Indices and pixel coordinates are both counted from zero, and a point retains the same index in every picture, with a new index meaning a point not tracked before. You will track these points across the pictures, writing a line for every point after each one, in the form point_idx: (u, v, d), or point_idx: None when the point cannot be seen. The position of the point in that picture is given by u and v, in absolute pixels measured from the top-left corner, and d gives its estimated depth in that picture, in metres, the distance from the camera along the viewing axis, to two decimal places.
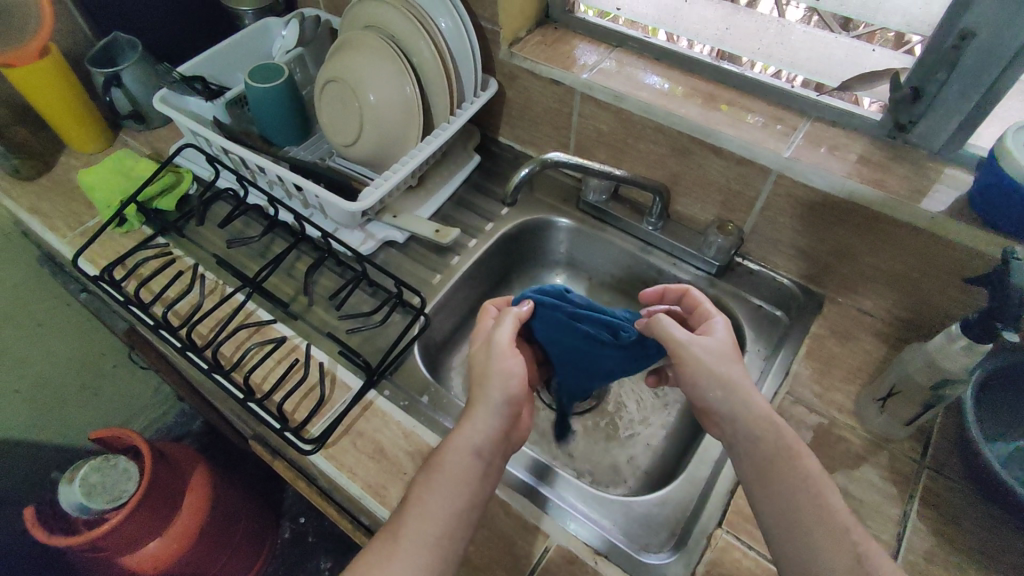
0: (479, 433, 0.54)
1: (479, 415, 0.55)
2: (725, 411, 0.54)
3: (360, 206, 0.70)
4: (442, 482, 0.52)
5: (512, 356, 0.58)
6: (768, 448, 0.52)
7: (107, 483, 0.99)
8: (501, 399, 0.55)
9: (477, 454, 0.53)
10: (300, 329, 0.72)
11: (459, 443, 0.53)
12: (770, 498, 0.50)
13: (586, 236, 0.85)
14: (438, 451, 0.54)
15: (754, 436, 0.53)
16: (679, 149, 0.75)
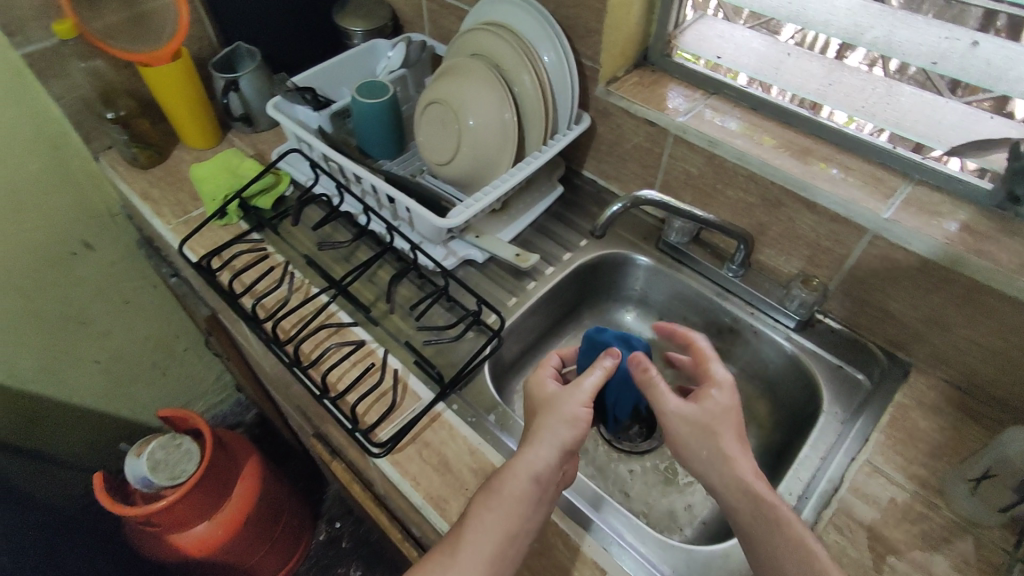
0: (539, 461, 0.54)
1: (536, 442, 0.55)
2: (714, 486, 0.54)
3: (449, 223, 0.73)
4: (500, 505, 0.52)
5: (584, 401, 0.57)
6: (747, 524, 0.51)
7: (170, 460, 1.01)
8: (562, 433, 0.55)
9: (536, 479, 0.53)
10: (375, 334, 0.74)
11: (519, 466, 0.53)
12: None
13: (662, 276, 0.85)
14: (500, 471, 0.54)
15: (744, 509, 0.52)
16: (770, 200, 0.74)
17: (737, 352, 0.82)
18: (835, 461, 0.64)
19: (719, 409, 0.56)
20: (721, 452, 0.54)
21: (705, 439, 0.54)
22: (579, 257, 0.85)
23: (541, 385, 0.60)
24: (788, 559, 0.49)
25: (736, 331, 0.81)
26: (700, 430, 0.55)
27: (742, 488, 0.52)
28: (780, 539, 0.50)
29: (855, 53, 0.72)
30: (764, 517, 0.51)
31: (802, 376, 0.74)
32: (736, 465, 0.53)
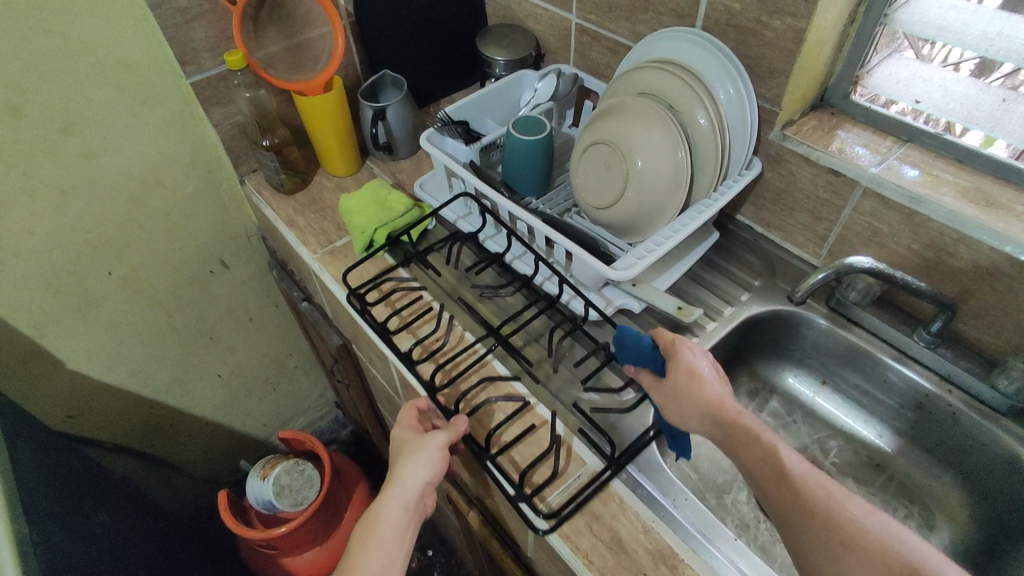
0: (407, 494, 0.60)
1: (390, 494, 0.60)
2: (749, 468, 0.49)
3: (618, 275, 0.68)
4: (376, 532, 0.58)
5: (441, 444, 0.62)
6: (785, 506, 0.46)
7: (294, 486, 0.99)
8: (417, 477, 0.60)
9: (407, 509, 0.60)
10: (534, 388, 0.70)
11: (391, 499, 0.59)
12: (783, 517, 0.46)
13: (834, 339, 0.77)
14: (372, 504, 0.60)
15: (779, 487, 0.47)
16: (984, 267, 0.65)
17: (923, 431, 0.73)
18: None
19: (684, 368, 0.55)
20: (691, 403, 0.54)
21: (678, 395, 0.55)
22: (743, 311, 0.78)
23: (397, 434, 0.64)
24: (783, 490, 0.46)
25: (924, 408, 0.72)
26: (669, 390, 0.56)
27: (773, 461, 0.47)
28: (772, 473, 0.47)
29: (995, 76, 0.69)
30: (749, 448, 0.49)
31: (1018, 473, 0.64)
32: (714, 396, 0.53)
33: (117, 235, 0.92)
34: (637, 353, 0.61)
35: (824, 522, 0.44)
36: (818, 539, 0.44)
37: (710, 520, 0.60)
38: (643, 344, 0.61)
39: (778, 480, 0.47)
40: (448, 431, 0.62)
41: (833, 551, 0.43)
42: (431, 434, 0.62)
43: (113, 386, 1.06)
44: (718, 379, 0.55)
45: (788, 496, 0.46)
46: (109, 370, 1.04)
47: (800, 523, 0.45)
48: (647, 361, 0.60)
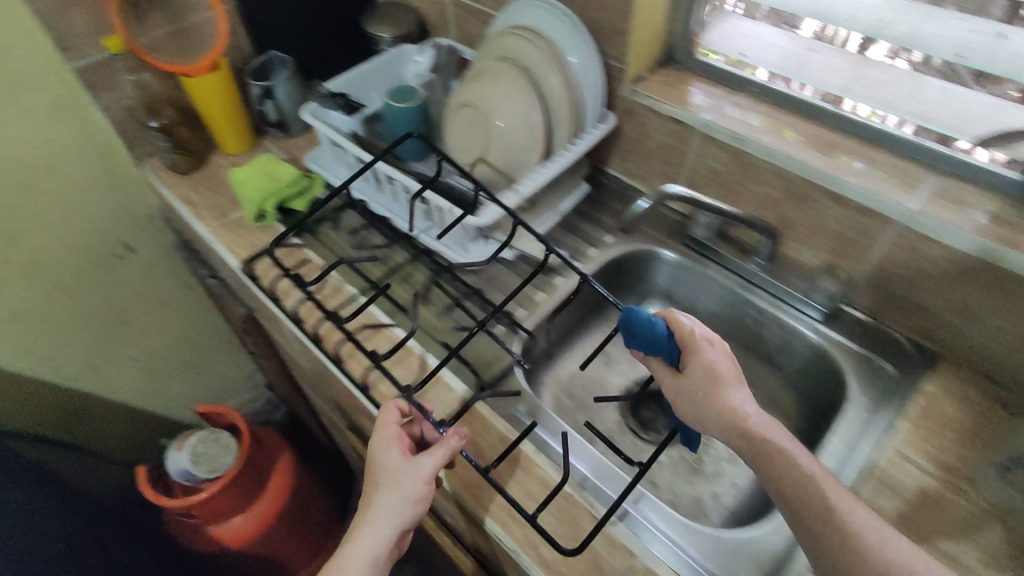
0: (377, 542, 0.56)
1: (361, 533, 0.56)
2: (775, 485, 0.51)
3: (480, 222, 0.76)
4: None
5: (423, 481, 0.57)
6: (814, 528, 0.47)
7: (210, 453, 1.06)
8: (390, 521, 0.56)
9: (375, 557, 0.56)
10: (411, 331, 0.77)
11: (358, 548, 0.56)
12: (814, 538, 0.47)
13: (687, 272, 0.86)
14: (339, 548, 0.56)
15: (810, 507, 0.48)
16: (795, 193, 0.74)
17: (763, 345, 0.83)
18: (859, 451, 0.65)
19: (702, 370, 0.58)
20: (720, 402, 0.56)
21: (696, 396, 0.58)
22: (605, 253, 0.86)
23: (377, 458, 0.59)
24: (824, 518, 0.47)
25: (761, 324, 0.82)
26: (688, 385, 0.59)
27: (804, 476, 0.49)
28: (805, 495, 0.48)
29: (875, 47, 0.72)
30: (783, 469, 0.51)
31: (829, 369, 0.75)
32: (738, 405, 0.55)
33: (10, 222, 0.93)
34: (649, 342, 0.63)
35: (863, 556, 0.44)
36: (853, 571, 0.44)
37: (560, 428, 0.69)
38: (660, 339, 0.62)
39: (822, 509, 0.47)
40: (432, 466, 0.57)
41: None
42: (412, 467, 0.57)
43: (24, 377, 1.08)
44: (738, 386, 0.57)
45: (825, 522, 0.47)
46: (18, 360, 1.05)
47: (836, 550, 0.46)
48: (660, 351, 0.62)
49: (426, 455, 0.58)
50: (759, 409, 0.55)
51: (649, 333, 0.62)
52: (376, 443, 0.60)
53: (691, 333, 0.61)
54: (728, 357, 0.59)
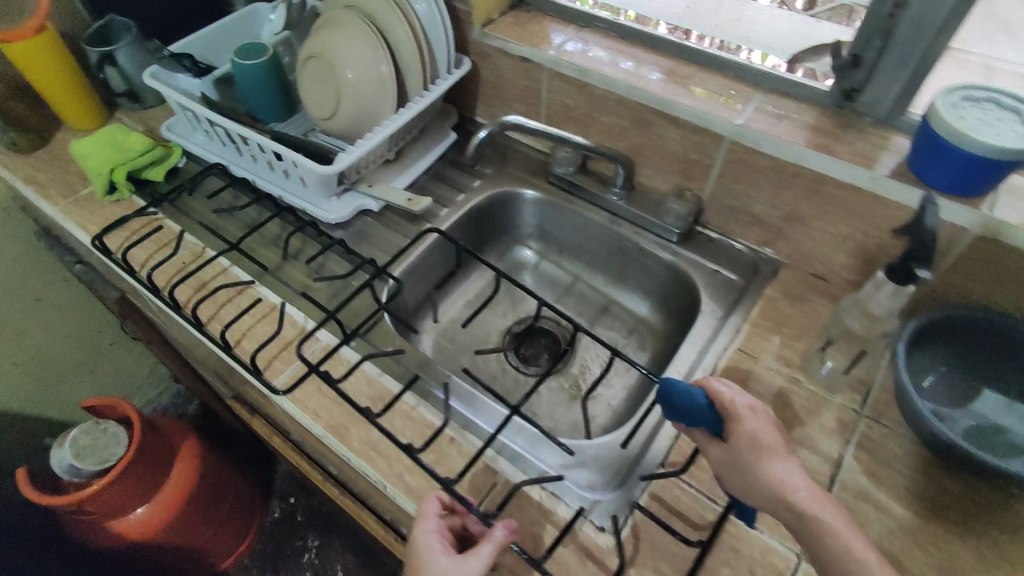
0: None
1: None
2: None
3: (334, 169, 0.76)
4: None
5: None
6: None
7: (97, 445, 1.01)
8: None
9: None
10: (274, 288, 0.76)
11: None
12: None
13: (553, 208, 0.88)
14: None
15: None
16: (639, 120, 0.77)
17: (631, 272, 0.86)
18: (710, 355, 0.69)
19: (745, 440, 0.50)
20: (769, 479, 0.48)
21: (739, 472, 0.50)
22: (472, 198, 0.87)
23: (415, 560, 0.51)
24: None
25: (625, 252, 0.85)
26: (733, 460, 0.51)
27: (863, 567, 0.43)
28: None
29: None
30: (833, 555, 0.44)
31: (685, 286, 0.79)
32: (786, 479, 0.48)
33: None
34: (687, 414, 0.55)
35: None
36: None
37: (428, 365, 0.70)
38: (696, 411, 0.54)
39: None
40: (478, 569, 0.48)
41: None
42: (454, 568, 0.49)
43: None
44: (788, 458, 0.49)
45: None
46: None
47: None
48: (700, 422, 0.54)
49: (470, 555, 0.49)
50: (810, 483, 0.47)
51: (681, 403, 0.54)
52: (414, 544, 0.52)
53: (729, 399, 0.53)
54: (764, 417, 0.52)
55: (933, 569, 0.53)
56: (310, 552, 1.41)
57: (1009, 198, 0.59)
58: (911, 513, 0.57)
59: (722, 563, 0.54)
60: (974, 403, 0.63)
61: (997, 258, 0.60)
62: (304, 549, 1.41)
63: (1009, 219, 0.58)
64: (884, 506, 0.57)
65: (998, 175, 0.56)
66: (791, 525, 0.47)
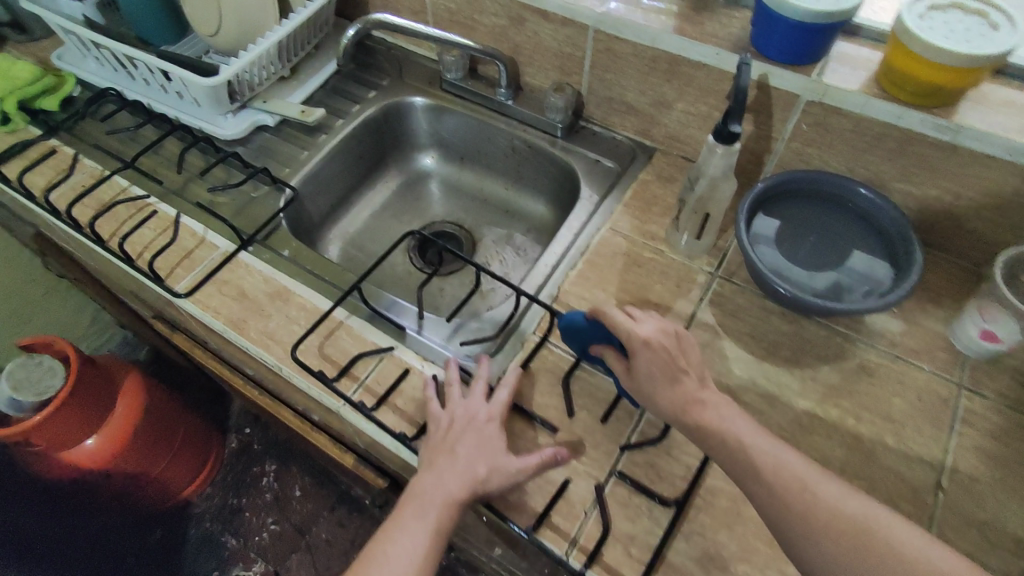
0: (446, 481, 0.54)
1: (413, 511, 0.54)
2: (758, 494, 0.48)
3: (215, 81, 0.77)
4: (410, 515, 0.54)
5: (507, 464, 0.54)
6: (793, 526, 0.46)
7: (33, 377, 1.06)
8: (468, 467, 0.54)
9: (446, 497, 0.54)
10: (173, 204, 0.79)
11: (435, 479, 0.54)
12: (821, 564, 0.44)
13: (447, 114, 0.91)
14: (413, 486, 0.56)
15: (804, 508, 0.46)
16: (514, 18, 0.79)
17: (526, 170, 0.90)
18: (585, 234, 0.74)
19: (663, 354, 0.53)
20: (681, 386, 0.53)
21: (662, 382, 0.53)
22: (368, 108, 0.89)
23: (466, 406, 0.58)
24: (806, 502, 0.46)
25: (518, 151, 0.88)
26: (645, 375, 0.54)
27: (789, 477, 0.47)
28: (772, 483, 0.47)
29: None
30: (760, 469, 0.48)
31: (571, 177, 0.83)
32: (693, 395, 0.52)
33: None
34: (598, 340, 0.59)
35: (863, 547, 0.43)
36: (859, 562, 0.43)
37: (323, 263, 0.74)
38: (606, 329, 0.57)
39: (812, 529, 0.45)
40: (522, 479, 0.53)
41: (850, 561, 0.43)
42: (496, 468, 0.54)
43: None
44: (688, 372, 0.54)
45: (831, 540, 0.44)
46: None
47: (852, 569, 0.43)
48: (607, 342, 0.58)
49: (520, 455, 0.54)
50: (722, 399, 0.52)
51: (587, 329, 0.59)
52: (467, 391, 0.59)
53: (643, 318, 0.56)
54: (660, 333, 0.54)
55: (765, 397, 0.60)
56: (268, 477, 1.48)
57: (837, 65, 0.63)
58: (752, 354, 0.63)
59: (581, 406, 0.61)
60: (847, 260, 0.66)
61: (828, 121, 0.64)
62: (262, 474, 1.48)
63: (835, 83, 0.61)
64: (729, 351, 0.63)
65: (823, 39, 0.59)
66: (718, 444, 0.51)
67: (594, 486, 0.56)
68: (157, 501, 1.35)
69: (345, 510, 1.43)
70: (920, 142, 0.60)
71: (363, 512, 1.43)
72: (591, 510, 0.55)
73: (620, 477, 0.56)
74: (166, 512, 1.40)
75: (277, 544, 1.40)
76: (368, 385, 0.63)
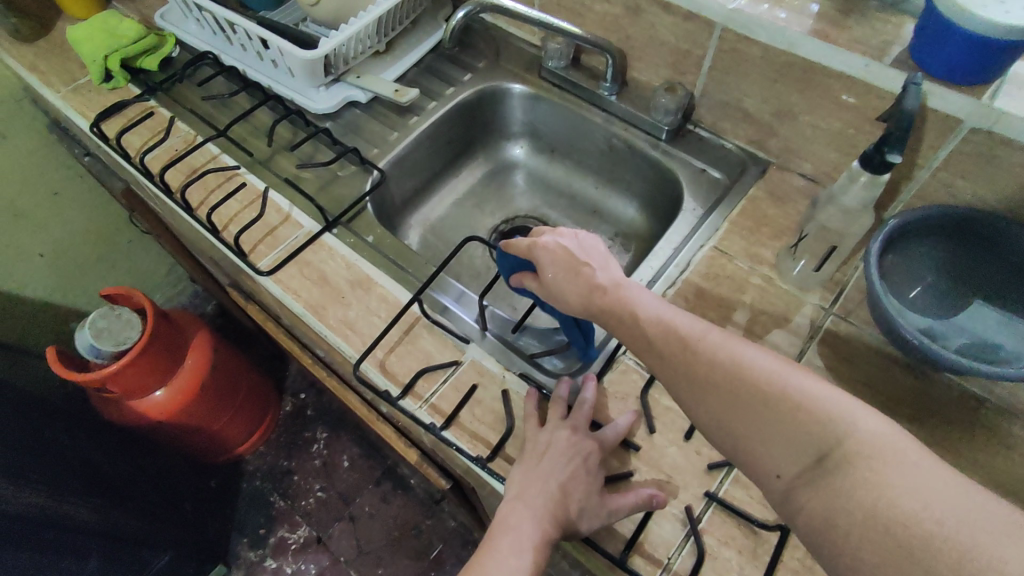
0: (537, 500, 0.51)
1: (504, 544, 0.50)
2: (650, 355, 0.48)
3: (314, 55, 0.75)
4: (499, 541, 0.50)
5: (603, 499, 0.51)
6: (683, 383, 0.45)
7: (112, 328, 1.07)
8: (559, 488, 0.51)
9: (537, 520, 0.50)
10: (261, 176, 0.77)
11: (523, 502, 0.51)
12: (700, 411, 0.44)
13: (542, 104, 0.86)
14: (498, 511, 0.52)
15: (686, 362, 0.45)
16: (631, 7, 0.72)
17: (621, 170, 0.85)
18: (685, 250, 0.68)
19: (560, 258, 0.54)
20: (588, 279, 0.52)
21: (567, 281, 0.53)
22: (461, 91, 0.85)
23: (554, 424, 0.55)
24: (693, 358, 0.45)
25: (615, 149, 0.83)
26: (552, 283, 0.54)
27: (672, 335, 0.47)
28: (663, 343, 0.47)
29: None
30: (648, 334, 0.48)
31: (672, 183, 0.77)
32: (591, 285, 0.52)
33: None
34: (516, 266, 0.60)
35: (752, 389, 0.41)
36: (746, 407, 0.41)
37: (406, 253, 0.71)
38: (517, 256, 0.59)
39: (702, 384, 0.43)
40: (615, 519, 0.50)
41: (742, 404, 0.41)
42: (587, 510, 0.50)
43: None
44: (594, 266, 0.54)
45: (718, 390, 0.42)
46: None
47: (742, 418, 0.41)
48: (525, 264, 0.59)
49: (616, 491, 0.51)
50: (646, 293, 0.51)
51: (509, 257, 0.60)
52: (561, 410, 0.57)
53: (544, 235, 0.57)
54: (567, 237, 0.56)
55: None
56: (318, 443, 1.51)
57: (1012, 89, 0.55)
58: None
59: (670, 441, 0.56)
60: (959, 315, 0.62)
61: (991, 153, 0.56)
62: (314, 440, 1.51)
63: (1010, 110, 0.53)
64: None
65: (1004, 59, 0.51)
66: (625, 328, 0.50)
67: (680, 532, 0.52)
68: (216, 455, 1.40)
69: (390, 486, 1.45)
70: None
71: (406, 491, 1.44)
72: (676, 555, 0.51)
73: (709, 526, 0.52)
74: (221, 465, 1.44)
75: (321, 510, 1.42)
76: (445, 390, 0.61)
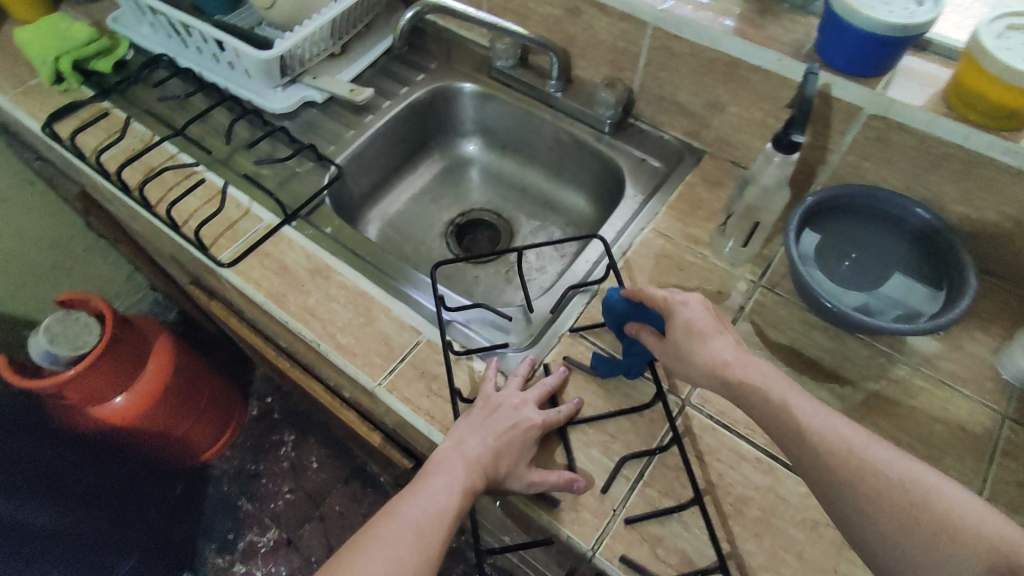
0: (473, 451, 0.54)
1: (436, 483, 0.52)
2: (800, 455, 0.46)
3: (269, 56, 0.78)
4: (430, 479, 0.53)
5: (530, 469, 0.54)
6: (844, 496, 0.43)
7: (69, 333, 1.07)
8: (495, 446, 0.54)
9: (469, 467, 0.53)
10: (219, 173, 0.79)
11: (460, 449, 0.54)
12: (863, 528, 0.42)
13: (493, 101, 0.90)
14: (436, 452, 0.55)
15: (854, 477, 0.43)
16: (571, 9, 0.78)
17: (569, 162, 0.89)
18: (627, 233, 0.73)
19: (684, 322, 0.52)
20: (711, 349, 0.50)
21: (683, 344, 0.52)
22: (415, 90, 0.89)
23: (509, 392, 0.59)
24: (857, 472, 0.43)
25: (561, 143, 0.88)
26: (670, 348, 0.53)
27: (835, 441, 0.44)
28: (819, 448, 0.44)
29: None
30: (798, 434, 0.45)
31: (616, 173, 0.82)
32: (717, 354, 0.50)
33: None
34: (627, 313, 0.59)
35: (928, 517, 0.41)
36: (924, 538, 0.41)
37: (365, 243, 0.74)
38: (644, 307, 0.57)
39: (869, 500, 0.42)
40: (537, 491, 0.53)
41: (917, 533, 0.41)
42: (514, 473, 0.54)
43: None
44: (722, 335, 0.51)
45: (888, 513, 0.42)
46: None
47: (916, 549, 0.41)
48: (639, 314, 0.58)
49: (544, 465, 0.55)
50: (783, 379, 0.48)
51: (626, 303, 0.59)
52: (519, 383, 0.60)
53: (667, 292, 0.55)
54: (701, 301, 0.53)
55: None
56: (286, 446, 1.51)
57: (903, 80, 0.62)
58: (790, 368, 0.63)
59: (615, 405, 0.61)
60: (882, 287, 0.65)
61: (890, 136, 0.63)
62: (281, 442, 1.51)
63: (899, 98, 0.60)
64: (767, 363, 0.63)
65: (891, 53, 0.57)
66: (771, 421, 0.47)
67: (624, 487, 0.56)
68: (178, 462, 1.38)
69: (358, 484, 1.46)
70: (985, 165, 0.59)
71: (375, 488, 1.45)
72: (619, 508, 0.55)
73: (650, 480, 0.57)
74: (186, 471, 1.43)
75: (290, 512, 1.43)
76: (403, 367, 0.64)
